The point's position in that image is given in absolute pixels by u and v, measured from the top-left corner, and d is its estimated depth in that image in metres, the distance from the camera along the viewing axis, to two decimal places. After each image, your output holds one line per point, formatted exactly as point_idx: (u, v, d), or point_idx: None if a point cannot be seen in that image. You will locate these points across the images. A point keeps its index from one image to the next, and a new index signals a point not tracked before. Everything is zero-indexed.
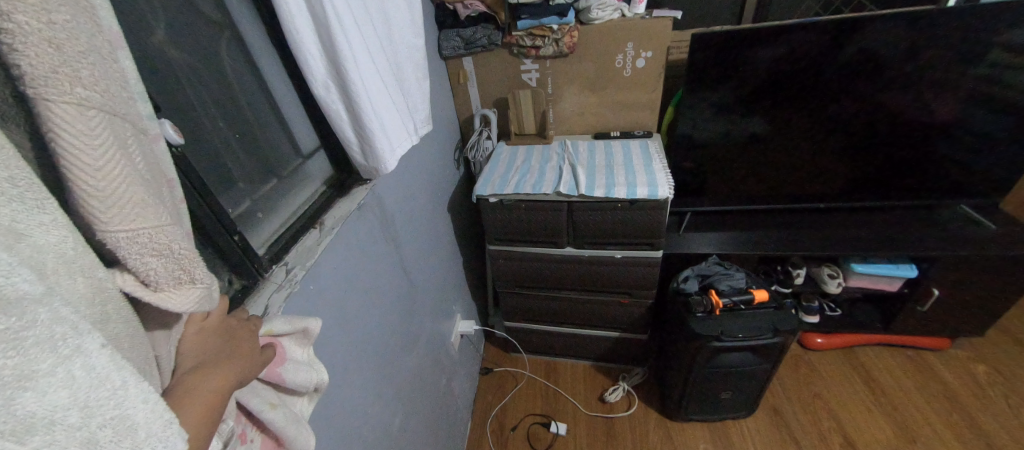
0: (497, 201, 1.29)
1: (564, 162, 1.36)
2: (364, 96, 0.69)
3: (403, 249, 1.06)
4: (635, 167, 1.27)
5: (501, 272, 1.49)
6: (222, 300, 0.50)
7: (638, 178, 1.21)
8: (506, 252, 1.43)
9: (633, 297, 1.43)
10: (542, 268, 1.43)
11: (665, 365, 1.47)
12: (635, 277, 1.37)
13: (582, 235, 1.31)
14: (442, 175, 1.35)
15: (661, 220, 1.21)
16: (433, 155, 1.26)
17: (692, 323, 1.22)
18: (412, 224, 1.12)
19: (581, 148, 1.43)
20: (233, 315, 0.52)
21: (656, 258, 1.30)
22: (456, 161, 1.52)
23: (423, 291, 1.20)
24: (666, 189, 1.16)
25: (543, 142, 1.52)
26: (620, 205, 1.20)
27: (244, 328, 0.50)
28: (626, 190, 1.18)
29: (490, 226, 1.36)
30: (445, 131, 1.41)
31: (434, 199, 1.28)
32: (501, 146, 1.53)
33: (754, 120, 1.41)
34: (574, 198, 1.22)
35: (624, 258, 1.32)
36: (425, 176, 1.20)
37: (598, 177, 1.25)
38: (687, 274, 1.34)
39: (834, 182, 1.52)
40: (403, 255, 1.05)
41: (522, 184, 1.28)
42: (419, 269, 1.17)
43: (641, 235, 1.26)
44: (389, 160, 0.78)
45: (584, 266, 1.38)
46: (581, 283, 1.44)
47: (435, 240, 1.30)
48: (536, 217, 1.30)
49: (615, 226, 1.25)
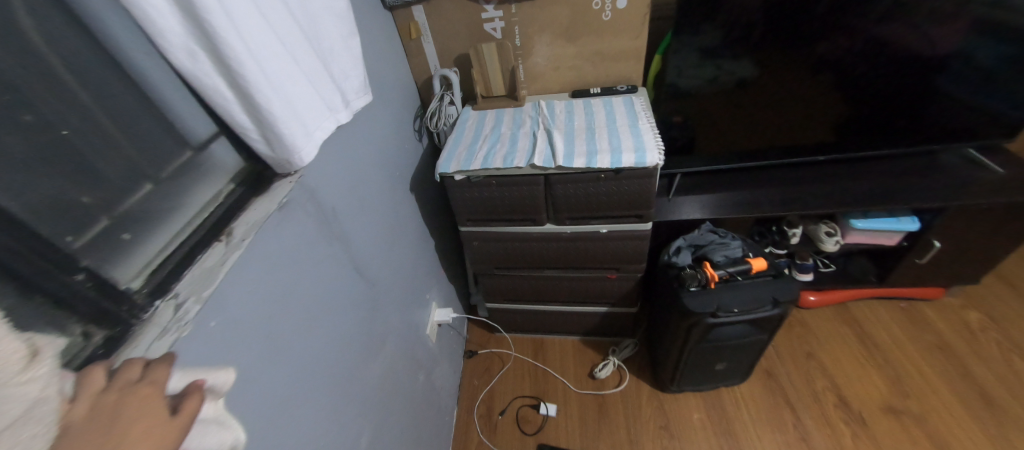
0: (463, 179, 1.12)
1: (539, 127, 1.19)
2: (248, 63, 0.50)
3: (355, 248, 0.90)
4: (618, 129, 1.10)
5: (477, 255, 1.35)
6: (87, 374, 0.38)
7: (623, 143, 1.05)
8: (481, 233, 1.28)
9: (621, 272, 1.32)
10: (521, 247, 1.29)
11: (657, 339, 1.39)
12: (623, 252, 1.25)
13: (563, 210, 1.16)
14: (399, 151, 1.17)
15: (650, 190, 1.06)
16: (384, 129, 1.07)
17: (684, 298, 1.11)
18: (364, 216, 0.95)
19: (558, 110, 1.25)
20: (115, 381, 0.40)
21: (646, 231, 1.17)
22: (417, 132, 1.33)
23: (388, 289, 1.06)
24: (655, 154, 1.00)
25: (514, 105, 1.32)
26: (604, 175, 1.04)
27: (140, 403, 0.39)
28: (609, 158, 1.01)
29: (458, 206, 1.20)
30: (399, 98, 1.21)
31: (391, 180, 1.11)
32: (466, 111, 1.34)
33: (744, 64, 1.24)
34: (551, 170, 1.06)
35: (610, 232, 1.20)
36: (376, 155, 1.01)
37: (577, 144, 1.08)
38: (680, 245, 1.23)
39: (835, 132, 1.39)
40: (355, 254, 0.90)
41: (491, 156, 1.11)
42: (381, 265, 1.02)
43: (628, 207, 1.12)
44: (303, 148, 0.60)
45: (567, 243, 1.25)
46: (565, 261, 1.32)
47: (398, 228, 1.13)
48: (510, 194, 1.14)
49: (599, 199, 1.11)
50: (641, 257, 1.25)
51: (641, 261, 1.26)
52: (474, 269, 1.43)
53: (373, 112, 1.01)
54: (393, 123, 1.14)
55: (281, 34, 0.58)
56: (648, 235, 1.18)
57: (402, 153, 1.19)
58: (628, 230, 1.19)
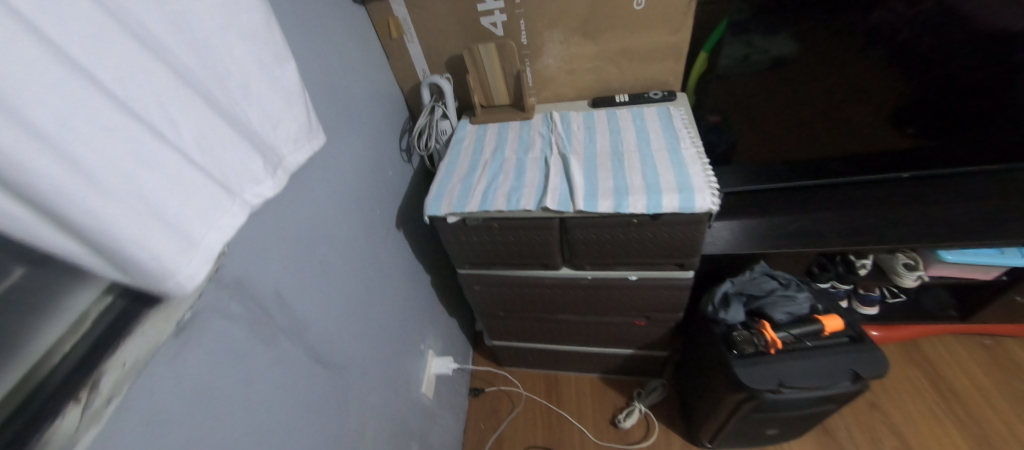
0: (458, 221, 0.90)
1: (552, 151, 0.95)
2: (39, 159, 0.26)
3: (313, 333, 0.69)
4: (654, 157, 0.86)
5: (479, 298, 1.14)
6: None
7: (663, 179, 0.80)
8: (482, 276, 1.06)
9: (653, 320, 1.10)
10: (530, 292, 1.08)
11: (692, 393, 1.18)
12: (656, 300, 1.02)
13: (583, 255, 0.93)
14: (378, 185, 0.94)
15: (697, 238, 0.83)
16: (354, 164, 0.84)
17: (735, 367, 0.88)
18: (327, 285, 0.74)
19: (574, 126, 1.00)
20: None
21: (687, 279, 0.94)
22: (404, 153, 1.11)
23: (367, 361, 0.86)
24: (707, 197, 0.75)
25: (521, 117, 1.08)
26: (637, 220, 0.81)
27: None
28: (645, 199, 0.77)
29: (454, 249, 0.98)
30: (377, 118, 0.98)
31: (368, 225, 0.89)
32: (462, 127, 1.10)
33: (779, 39, 0.93)
34: (567, 213, 0.83)
35: (642, 279, 0.97)
36: (342, 202, 0.79)
37: (601, 178, 0.84)
38: (726, 291, 0.99)
39: (934, 143, 1.09)
40: (313, 341, 0.69)
41: (492, 194, 0.88)
42: (355, 338, 0.82)
43: (666, 255, 0.88)
44: (183, 268, 0.36)
45: (587, 289, 1.03)
46: (584, 306, 1.10)
47: (377, 282, 0.92)
48: (516, 238, 0.91)
49: (629, 245, 0.87)
50: (679, 306, 1.03)
51: (678, 309, 1.04)
52: (477, 310, 1.23)
53: (334, 146, 0.77)
54: (368, 152, 0.91)
55: (123, 86, 0.34)
56: (689, 284, 0.95)
57: (381, 185, 0.96)
58: (664, 277, 0.96)
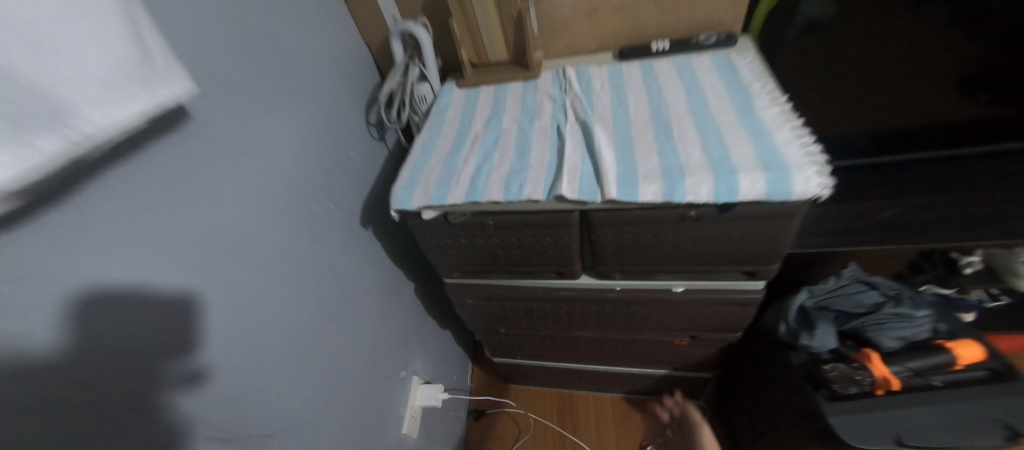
0: (438, 217, 0.65)
1: (568, 118, 0.69)
2: None
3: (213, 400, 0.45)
4: (717, 122, 0.59)
5: (473, 312, 0.90)
6: None
7: (736, 153, 0.54)
8: (476, 287, 0.82)
9: (700, 340, 0.85)
10: (539, 307, 0.83)
11: (743, 427, 0.94)
12: (709, 319, 0.76)
13: (612, 262, 0.68)
14: (330, 171, 0.69)
15: (785, 238, 0.56)
16: (288, 142, 0.59)
17: (828, 416, 0.63)
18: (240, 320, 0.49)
19: (597, 86, 0.73)
20: None
21: (758, 293, 0.68)
22: (373, 129, 0.85)
23: (318, 415, 0.62)
24: (812, 176, 0.49)
25: (524, 77, 0.81)
26: (696, 214, 0.55)
27: None
28: (712, 183, 0.51)
29: (437, 254, 0.73)
30: (330, 80, 0.72)
31: (314, 226, 0.64)
32: (447, 91, 0.84)
33: None
34: (591, 206, 0.57)
35: (691, 292, 0.71)
36: (263, 195, 0.54)
37: (641, 154, 0.58)
38: (806, 307, 0.73)
39: None
40: (213, 412, 0.45)
41: (484, 179, 0.62)
42: (295, 388, 0.58)
43: (733, 262, 0.62)
44: None
45: (614, 305, 0.78)
46: (610, 324, 0.85)
47: (332, 304, 0.68)
48: (518, 240, 0.66)
49: (680, 249, 0.61)
50: (740, 325, 0.77)
51: (738, 330, 0.78)
52: (474, 326, 0.98)
53: (245, 112, 0.52)
54: (316, 126, 0.66)
55: None
56: (759, 299, 0.69)
57: (337, 171, 0.71)
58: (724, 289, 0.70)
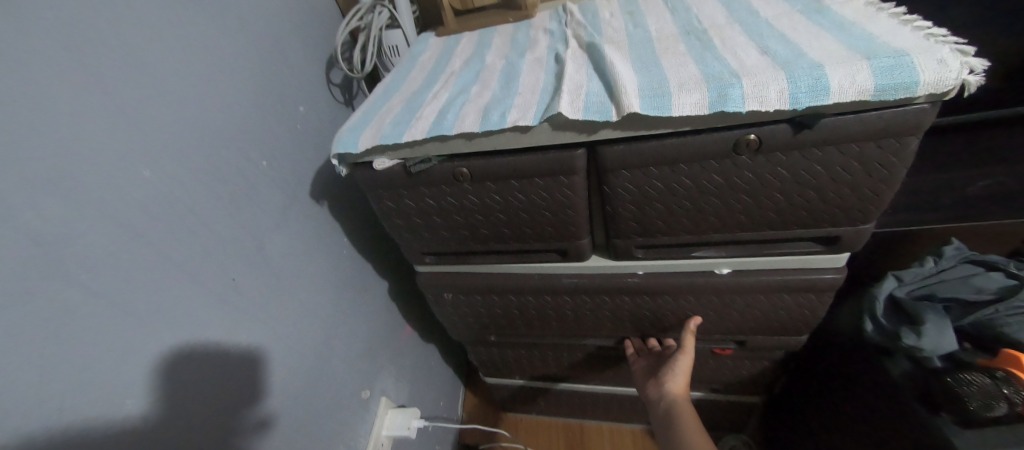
0: (396, 167, 0.48)
1: (568, 44, 0.53)
2: None
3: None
4: (774, 25, 0.43)
5: (454, 315, 0.71)
6: None
7: (812, 49, 0.37)
8: (455, 275, 0.64)
9: (750, 347, 0.65)
10: (536, 304, 0.65)
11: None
12: (763, 315, 0.57)
13: (633, 230, 0.50)
14: (262, 120, 0.54)
15: (891, 178, 0.38)
16: (189, 62, 0.44)
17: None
18: None
19: (605, 15, 0.58)
20: None
21: (836, 272, 0.49)
22: (336, 89, 0.70)
23: (217, 437, 0.44)
24: (949, 56, 0.31)
25: (515, 19, 0.66)
26: (758, 136, 0.37)
27: None
28: (786, 79, 0.34)
29: (401, 226, 0.56)
30: (273, 13, 0.58)
31: (231, 182, 0.48)
32: (424, 39, 0.69)
33: None
34: (604, 134, 0.40)
35: (739, 274, 0.53)
36: (135, 117, 0.38)
37: (670, 65, 0.41)
38: (899, 297, 0.53)
39: None
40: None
41: (456, 110, 0.46)
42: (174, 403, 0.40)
43: (806, 221, 0.44)
44: None
45: (635, 297, 0.59)
46: (629, 327, 0.65)
47: (254, 290, 0.50)
48: (505, 197, 0.49)
49: (730, 202, 0.44)
50: (806, 324, 0.57)
51: (803, 331, 0.59)
52: (458, 335, 0.79)
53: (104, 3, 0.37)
54: (242, 59, 0.51)
55: None
56: (837, 282, 0.51)
57: (274, 123, 0.56)
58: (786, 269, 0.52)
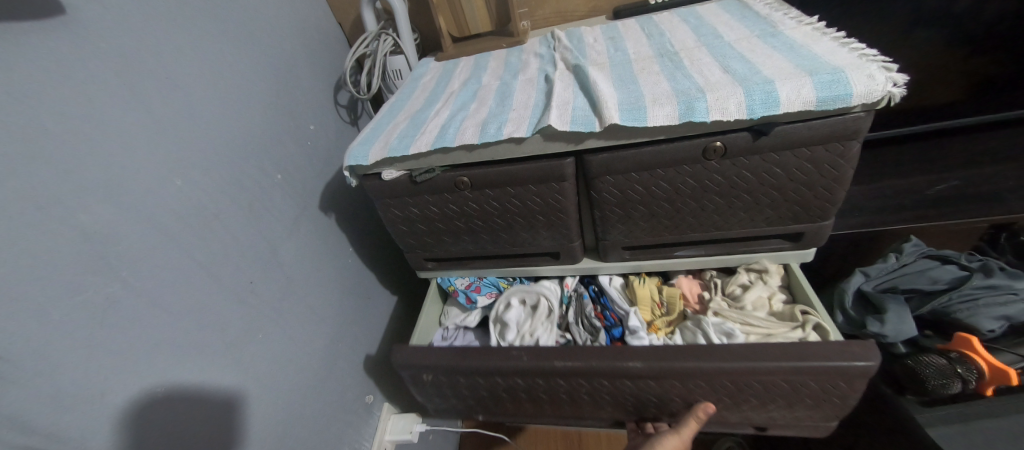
0: (402, 177, 0.53)
1: (557, 66, 0.59)
2: None
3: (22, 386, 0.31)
4: (735, 47, 0.49)
5: (434, 396, 0.60)
6: None
7: (766, 67, 0.43)
8: (428, 357, 0.53)
9: (773, 432, 0.56)
10: (527, 387, 0.53)
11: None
12: (794, 401, 0.48)
13: (619, 232, 0.54)
14: (277, 136, 0.59)
15: (843, 176, 0.43)
16: (212, 88, 0.49)
17: (926, 427, 0.47)
18: (98, 283, 0.36)
19: (589, 40, 0.64)
20: None
21: (868, 359, 0.41)
22: (343, 110, 0.76)
23: (233, 426, 0.48)
24: (877, 70, 0.37)
25: (508, 44, 0.73)
26: (724, 143, 0.43)
27: None
28: (742, 94, 0.39)
29: (405, 233, 0.60)
30: (287, 42, 0.63)
31: (249, 194, 0.53)
32: (425, 63, 0.75)
33: None
34: (589, 144, 0.46)
35: (756, 356, 0.44)
36: (167, 135, 0.43)
37: (646, 83, 0.47)
38: (868, 291, 0.57)
39: None
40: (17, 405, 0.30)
41: (456, 125, 0.51)
42: (189, 394, 0.43)
43: (775, 218, 0.49)
44: None
45: (636, 382, 0.49)
46: (633, 411, 0.55)
47: (267, 293, 0.54)
48: (502, 203, 0.54)
49: (704, 203, 0.49)
50: (834, 410, 0.48)
51: (837, 414, 0.49)
52: (434, 413, 0.67)
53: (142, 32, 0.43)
54: (258, 84, 0.57)
55: None
56: (870, 369, 0.42)
57: (288, 141, 0.61)
58: (820, 352, 0.43)
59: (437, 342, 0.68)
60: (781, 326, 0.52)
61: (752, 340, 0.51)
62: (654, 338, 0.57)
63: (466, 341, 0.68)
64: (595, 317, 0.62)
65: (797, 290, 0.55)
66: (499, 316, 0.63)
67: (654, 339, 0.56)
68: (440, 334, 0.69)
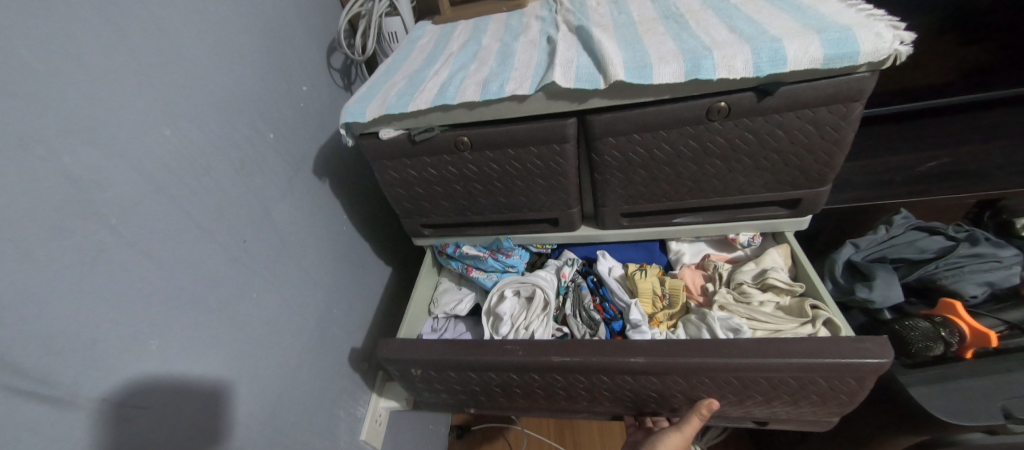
0: (399, 137, 0.52)
1: (559, 29, 0.57)
2: None
3: (9, 326, 0.30)
4: (742, 8, 0.48)
5: (427, 388, 0.59)
6: None
7: (773, 26, 0.42)
8: (422, 352, 0.52)
9: (773, 426, 0.55)
10: (523, 382, 0.52)
11: (778, 439, 0.75)
12: (797, 398, 0.47)
13: (619, 198, 0.54)
14: (269, 94, 0.57)
15: (845, 139, 0.44)
16: (204, 37, 0.47)
17: (908, 387, 0.49)
18: (89, 229, 0.35)
19: (592, 3, 0.62)
20: None
21: (882, 357, 0.39)
22: (337, 74, 0.73)
23: (227, 385, 0.47)
24: (886, 29, 0.37)
25: (508, 8, 0.71)
26: (728, 104, 0.42)
27: None
28: (749, 52, 0.39)
29: (401, 197, 0.60)
30: None
31: (241, 152, 0.51)
32: (421, 26, 0.73)
33: None
34: (593, 103, 0.45)
35: (763, 354, 0.42)
36: (158, 83, 0.41)
37: (651, 43, 0.46)
38: (857, 260, 0.58)
39: None
40: (6, 345, 0.29)
41: (457, 83, 0.50)
42: (180, 348, 0.42)
43: (774, 183, 0.49)
44: None
45: (638, 378, 0.47)
46: (631, 406, 0.54)
47: (260, 254, 0.53)
48: (501, 165, 0.53)
49: (704, 167, 0.49)
50: (837, 406, 0.47)
51: (839, 410, 0.48)
52: (427, 403, 0.66)
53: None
54: (250, 38, 0.54)
55: None
56: (882, 367, 0.40)
57: (281, 101, 0.59)
58: (830, 348, 0.41)
59: (425, 334, 0.64)
60: (789, 322, 0.48)
61: (760, 337, 0.47)
62: (657, 331, 0.53)
63: (456, 332, 0.65)
64: (594, 309, 0.58)
65: (806, 286, 0.50)
66: (492, 308, 0.59)
67: (657, 334, 0.52)
68: (429, 325, 0.66)
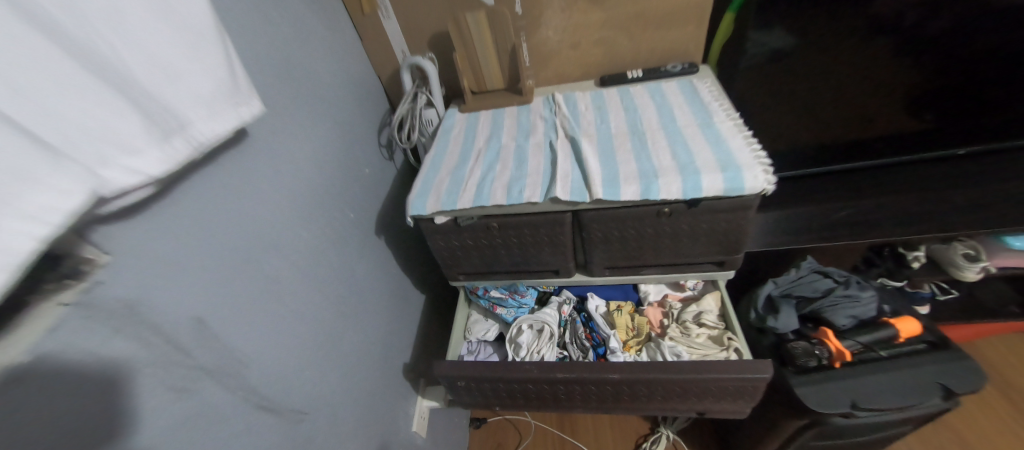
0: (448, 222, 0.74)
1: (558, 134, 0.79)
2: None
3: (250, 372, 0.52)
4: (683, 133, 0.71)
5: (466, 393, 0.82)
6: None
7: (699, 158, 0.65)
8: (467, 370, 0.74)
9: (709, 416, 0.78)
10: (536, 389, 0.75)
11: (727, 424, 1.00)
12: (720, 397, 0.70)
13: (601, 258, 0.77)
14: (349, 186, 0.78)
15: (746, 229, 0.67)
16: (316, 162, 0.69)
17: (796, 387, 0.71)
18: (276, 309, 0.57)
19: (582, 108, 0.85)
20: None
21: (765, 373, 0.63)
22: (384, 150, 0.95)
23: (339, 396, 0.70)
24: (761, 173, 0.60)
25: (518, 102, 0.93)
26: (669, 209, 0.65)
27: None
28: (680, 183, 0.61)
29: (445, 256, 0.82)
30: (350, 108, 0.82)
31: (338, 234, 0.73)
32: (450, 114, 0.95)
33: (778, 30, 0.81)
34: (582, 206, 0.67)
35: (693, 371, 0.65)
36: (298, 204, 0.63)
37: (621, 161, 0.69)
38: (773, 295, 0.82)
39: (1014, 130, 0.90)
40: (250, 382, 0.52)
41: (489, 185, 0.72)
42: (317, 374, 0.64)
43: (705, 251, 0.72)
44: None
45: (616, 387, 0.70)
46: (610, 404, 0.77)
47: (350, 303, 0.75)
48: (519, 238, 0.75)
49: (658, 242, 0.72)
50: (747, 402, 0.71)
51: (749, 404, 0.71)
52: (463, 403, 0.89)
53: (282, 130, 0.61)
54: (337, 149, 0.75)
55: None
56: (766, 378, 0.64)
57: (355, 188, 0.80)
58: (735, 367, 0.64)
59: (464, 355, 0.89)
60: (714, 348, 0.72)
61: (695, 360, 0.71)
62: (628, 354, 0.77)
63: (485, 354, 0.90)
64: (585, 338, 0.82)
65: (728, 323, 0.74)
66: (513, 338, 0.82)
67: (628, 356, 0.76)
68: (466, 347, 0.90)
